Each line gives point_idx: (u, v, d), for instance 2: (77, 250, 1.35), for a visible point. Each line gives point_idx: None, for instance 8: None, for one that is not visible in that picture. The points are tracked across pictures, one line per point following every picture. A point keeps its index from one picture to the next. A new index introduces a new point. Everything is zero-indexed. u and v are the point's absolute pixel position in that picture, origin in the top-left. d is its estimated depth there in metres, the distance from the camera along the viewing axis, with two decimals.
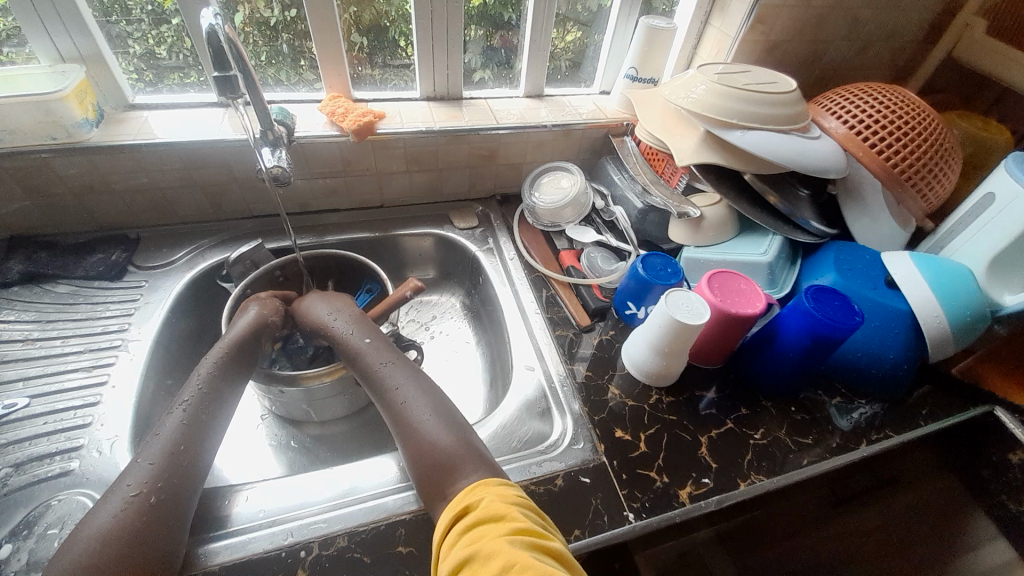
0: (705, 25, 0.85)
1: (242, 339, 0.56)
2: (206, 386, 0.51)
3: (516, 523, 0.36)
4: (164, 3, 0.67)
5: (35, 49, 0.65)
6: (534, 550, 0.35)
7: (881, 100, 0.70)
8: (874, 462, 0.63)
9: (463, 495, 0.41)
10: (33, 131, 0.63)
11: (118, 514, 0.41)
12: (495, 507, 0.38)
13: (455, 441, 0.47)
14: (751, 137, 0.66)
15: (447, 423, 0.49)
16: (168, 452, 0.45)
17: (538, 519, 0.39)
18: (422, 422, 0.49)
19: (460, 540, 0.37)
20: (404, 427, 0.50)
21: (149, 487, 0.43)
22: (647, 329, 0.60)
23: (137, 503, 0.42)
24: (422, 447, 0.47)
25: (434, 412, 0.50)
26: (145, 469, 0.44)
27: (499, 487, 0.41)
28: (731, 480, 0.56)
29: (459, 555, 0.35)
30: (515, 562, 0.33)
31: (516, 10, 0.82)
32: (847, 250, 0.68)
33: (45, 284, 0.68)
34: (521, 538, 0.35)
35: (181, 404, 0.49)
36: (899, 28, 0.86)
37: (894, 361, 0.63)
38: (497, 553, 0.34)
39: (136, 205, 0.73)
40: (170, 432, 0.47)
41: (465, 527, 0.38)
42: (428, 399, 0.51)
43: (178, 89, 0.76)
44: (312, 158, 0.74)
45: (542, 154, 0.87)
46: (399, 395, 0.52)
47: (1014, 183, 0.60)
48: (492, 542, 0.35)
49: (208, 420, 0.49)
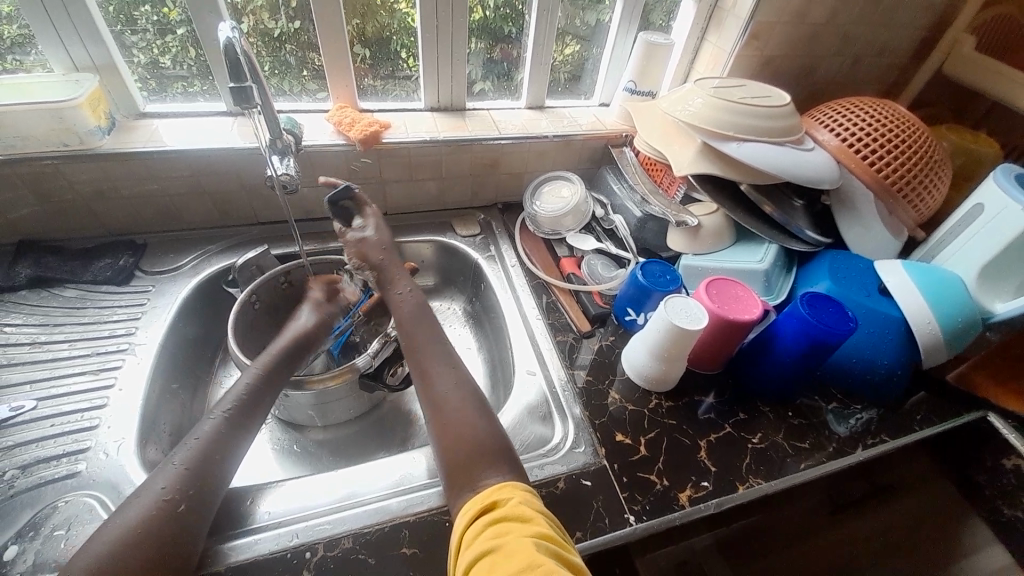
0: (701, 40, 0.88)
1: (292, 345, 0.63)
2: (248, 395, 0.55)
3: (542, 528, 0.38)
4: (170, 14, 0.68)
5: (49, 57, 0.67)
6: (556, 559, 0.36)
7: (872, 114, 0.72)
8: (869, 466, 0.64)
9: (492, 491, 0.42)
10: (47, 137, 0.64)
11: (150, 509, 0.42)
12: (522, 510, 0.40)
13: (486, 432, 0.49)
14: (747, 149, 0.68)
15: (481, 416, 0.50)
16: (201, 457, 0.47)
17: (560, 530, 0.40)
18: (458, 413, 0.50)
19: (485, 531, 0.39)
20: (438, 409, 0.51)
21: (179, 494, 0.44)
22: (647, 334, 0.61)
23: (168, 507, 0.43)
24: (452, 432, 0.49)
25: (466, 400, 0.52)
26: (176, 473, 0.45)
27: (525, 491, 0.42)
28: (729, 484, 0.57)
29: (484, 547, 0.37)
30: (540, 563, 0.34)
31: (516, 24, 0.84)
32: (841, 259, 0.70)
33: (52, 288, 0.69)
34: (546, 542, 0.36)
35: (219, 412, 0.52)
36: (888, 44, 0.89)
37: (888, 367, 0.64)
38: (522, 553, 0.35)
39: (144, 211, 0.74)
40: (204, 439, 0.49)
41: (491, 520, 0.39)
42: (460, 387, 0.53)
43: (183, 98, 0.77)
44: (318, 166, 0.76)
45: (543, 164, 0.89)
46: (434, 378, 0.54)
47: (1002, 193, 0.62)
48: (517, 541, 0.36)
49: (246, 425, 0.52)
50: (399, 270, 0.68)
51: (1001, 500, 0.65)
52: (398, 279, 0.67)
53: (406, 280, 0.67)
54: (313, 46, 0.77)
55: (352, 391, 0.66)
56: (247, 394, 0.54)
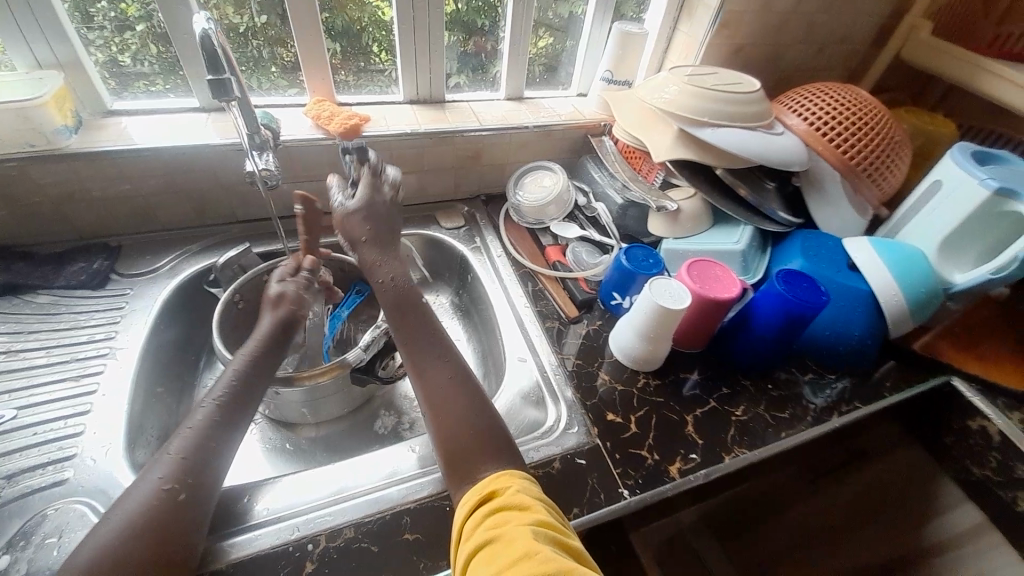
0: (674, 29, 0.90)
1: (273, 331, 0.58)
2: (234, 388, 0.52)
3: (539, 516, 0.39)
4: (127, 10, 0.66)
5: (9, 55, 0.65)
6: (556, 544, 0.37)
7: (837, 98, 0.75)
8: (845, 432, 0.67)
9: (489, 481, 0.43)
10: (12, 138, 0.62)
11: (152, 499, 0.42)
12: (521, 498, 0.41)
13: (483, 426, 0.49)
14: (722, 134, 0.70)
15: (478, 410, 0.50)
16: (198, 445, 0.47)
17: (559, 516, 0.41)
18: (456, 407, 0.50)
19: (484, 521, 0.40)
20: (434, 403, 0.51)
21: (178, 484, 0.44)
22: (633, 316, 0.63)
23: (167, 499, 0.43)
24: (451, 426, 0.49)
25: (464, 395, 0.52)
26: (172, 462, 0.45)
27: (524, 481, 0.43)
28: (716, 455, 0.59)
29: (484, 536, 0.38)
30: (535, 553, 0.35)
31: (489, 16, 0.84)
32: (813, 238, 0.73)
33: (24, 295, 0.66)
34: (543, 530, 0.38)
35: (212, 401, 0.50)
36: (851, 32, 0.93)
37: (858, 338, 0.67)
38: (522, 539, 0.36)
39: (117, 213, 0.72)
40: (197, 427, 0.48)
41: (490, 510, 0.40)
42: (457, 380, 0.53)
43: (147, 96, 0.75)
44: (299, 162, 0.75)
45: (524, 155, 0.90)
46: (429, 372, 0.54)
47: (958, 170, 0.66)
48: (517, 528, 0.37)
49: (241, 409, 0.51)
50: (384, 253, 0.64)
51: (969, 460, 0.70)
52: (378, 264, 0.63)
53: (393, 264, 0.63)
54: (281, 41, 0.76)
55: (344, 385, 0.66)
56: (236, 384, 0.52)
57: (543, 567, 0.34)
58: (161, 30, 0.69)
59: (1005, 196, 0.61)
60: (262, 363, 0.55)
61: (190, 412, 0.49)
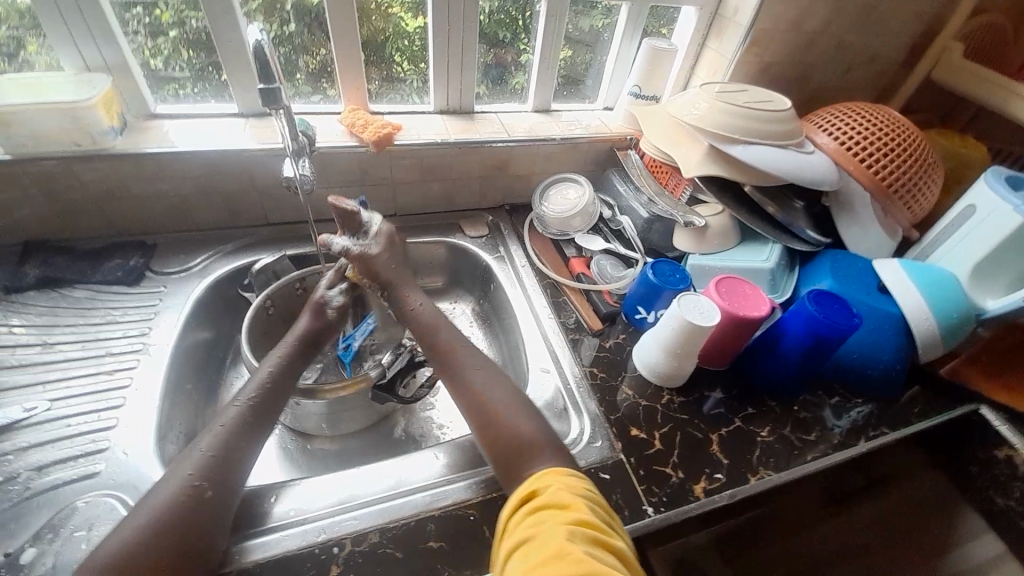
0: (702, 47, 0.91)
1: (308, 332, 0.61)
2: (270, 383, 0.55)
3: (579, 515, 0.40)
4: (162, 16, 0.68)
5: (60, 57, 0.67)
6: (591, 545, 0.38)
7: (870, 120, 0.75)
8: (873, 457, 0.66)
9: (531, 481, 0.45)
10: (60, 137, 0.64)
11: (179, 494, 0.44)
12: (561, 496, 0.42)
13: (530, 425, 0.52)
14: (752, 151, 0.70)
15: (524, 411, 0.53)
16: (227, 445, 0.48)
17: (602, 512, 0.42)
18: (501, 408, 0.53)
19: (525, 519, 0.41)
20: (485, 415, 0.53)
21: (207, 481, 0.45)
22: (660, 331, 0.63)
23: (195, 494, 0.44)
24: (501, 431, 0.51)
25: (507, 394, 0.54)
26: (202, 458, 0.46)
27: (567, 478, 0.45)
28: (741, 475, 0.58)
29: (521, 535, 0.40)
30: (568, 552, 0.36)
31: (511, 29, 0.85)
32: (841, 259, 0.72)
33: (62, 289, 0.68)
34: (581, 530, 0.39)
35: (244, 400, 0.52)
36: (881, 53, 0.93)
37: (888, 362, 0.66)
38: (554, 539, 0.38)
39: (152, 213, 0.74)
40: (228, 424, 0.50)
41: (530, 507, 0.42)
42: (508, 394, 0.55)
43: (181, 98, 0.77)
44: (330, 167, 0.77)
45: (550, 167, 0.90)
46: (465, 374, 0.57)
47: (993, 195, 0.65)
48: (553, 529, 0.39)
49: (262, 420, 0.52)
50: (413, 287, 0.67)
51: (993, 489, 0.71)
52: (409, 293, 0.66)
53: (417, 291, 0.67)
54: (308, 49, 0.77)
55: (365, 401, 0.65)
56: (268, 384, 0.54)
57: (574, 568, 0.35)
58: (194, 36, 0.71)
59: None
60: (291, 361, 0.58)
61: (223, 412, 0.51)
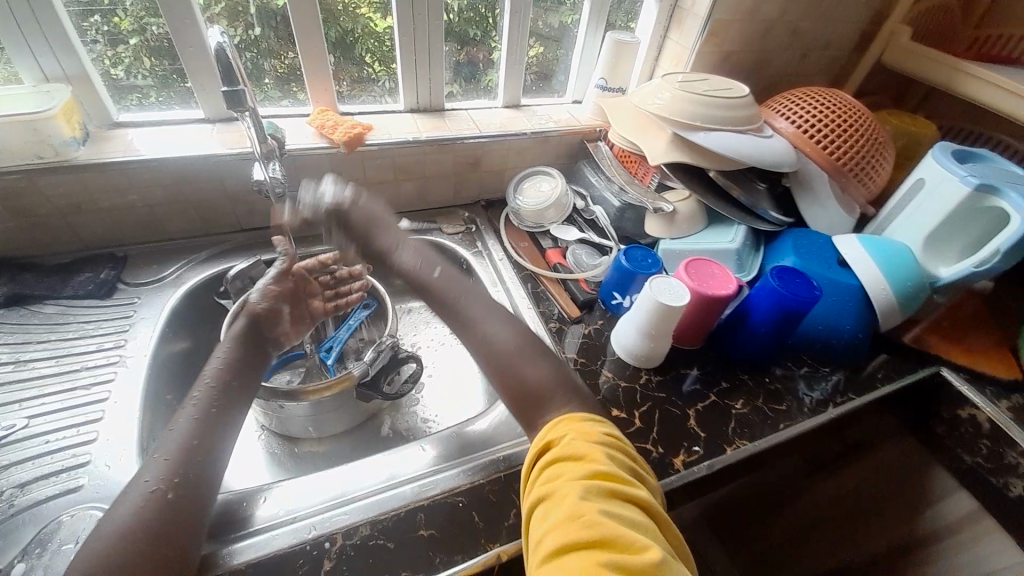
0: (664, 39, 0.93)
1: (246, 331, 0.60)
2: (217, 380, 0.54)
3: (595, 466, 0.39)
4: (120, 23, 0.67)
5: (18, 68, 0.66)
6: (608, 499, 0.38)
7: (823, 103, 0.79)
8: (842, 422, 0.69)
9: (546, 432, 0.45)
10: (20, 150, 0.63)
11: (141, 502, 0.43)
12: (575, 448, 0.42)
13: (550, 373, 0.51)
14: (714, 137, 0.73)
15: (541, 360, 0.52)
16: (182, 447, 0.47)
17: (621, 461, 0.41)
18: (516, 358, 0.52)
19: (543, 473, 0.42)
20: (499, 364, 0.53)
21: (166, 484, 0.44)
22: (635, 314, 0.65)
23: (155, 498, 0.43)
24: (517, 381, 0.51)
25: (521, 343, 0.54)
26: (161, 465, 0.45)
27: (582, 425, 0.44)
28: (718, 447, 0.61)
29: (540, 491, 0.40)
30: (583, 512, 0.36)
31: (481, 26, 0.86)
32: (803, 237, 0.76)
33: (32, 306, 0.67)
34: (597, 484, 0.38)
35: (192, 401, 0.51)
36: (834, 38, 0.97)
37: (851, 330, 0.70)
38: (570, 497, 0.38)
39: (122, 225, 0.73)
40: (183, 428, 0.49)
41: (547, 460, 0.42)
42: (522, 343, 0.54)
43: (146, 108, 0.76)
44: (302, 170, 0.77)
45: (523, 161, 0.92)
46: (477, 325, 0.56)
47: (941, 168, 0.69)
48: (568, 484, 0.39)
49: (222, 421, 0.51)
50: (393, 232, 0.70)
51: (961, 448, 0.72)
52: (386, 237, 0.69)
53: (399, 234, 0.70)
54: (275, 52, 0.77)
55: (351, 401, 0.66)
56: (223, 377, 0.54)
57: (590, 528, 0.35)
58: (156, 42, 0.70)
59: (986, 192, 0.65)
60: (244, 363, 0.57)
61: (180, 412, 0.51)
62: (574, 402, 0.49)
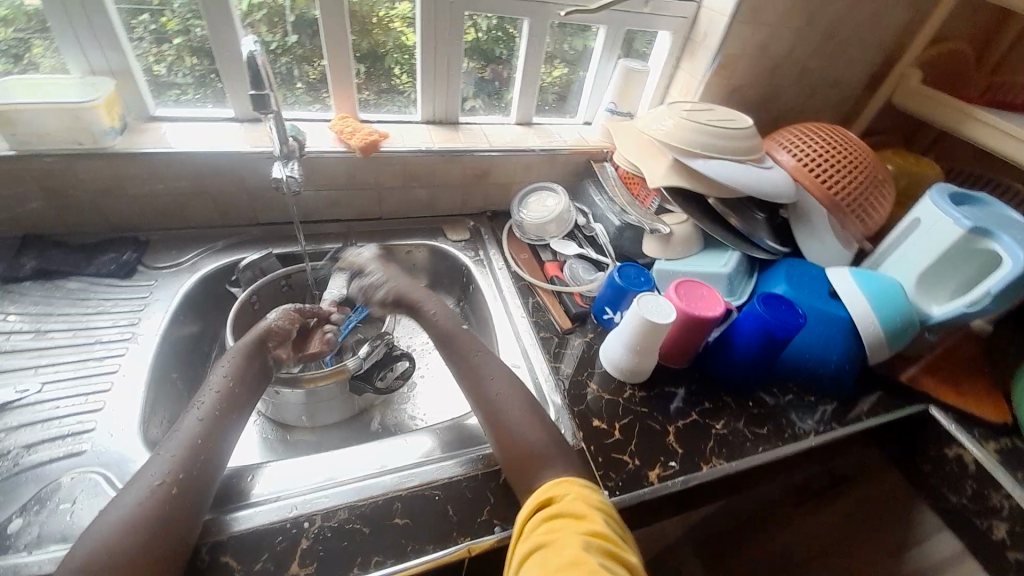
0: (675, 69, 0.97)
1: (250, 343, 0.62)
2: (223, 391, 0.56)
3: (594, 525, 0.43)
4: (167, 25, 0.73)
5: (66, 60, 0.72)
6: (605, 555, 0.40)
7: (826, 139, 0.81)
8: (823, 452, 0.70)
9: (548, 488, 0.48)
10: (59, 134, 0.68)
11: (149, 492, 0.46)
12: (576, 507, 0.45)
13: (546, 433, 0.55)
14: (713, 165, 0.75)
15: (539, 422, 0.56)
16: (187, 445, 0.50)
17: (615, 525, 0.44)
18: (517, 418, 0.56)
19: (541, 526, 0.44)
20: (500, 421, 0.56)
21: (171, 478, 0.47)
22: (623, 330, 0.67)
23: (161, 490, 0.46)
24: (514, 439, 0.54)
25: (523, 405, 0.58)
26: (168, 460, 0.49)
27: (582, 487, 0.48)
28: (694, 463, 0.62)
29: (538, 539, 0.43)
30: (581, 561, 0.39)
31: (507, 47, 0.91)
32: (796, 267, 0.77)
33: (57, 280, 0.72)
34: (596, 541, 0.41)
35: (197, 408, 0.54)
36: (844, 78, 0.99)
37: (837, 362, 0.70)
38: (572, 547, 0.40)
39: (148, 209, 0.78)
40: (191, 426, 0.52)
41: (547, 513, 0.45)
42: (524, 404, 0.58)
43: (183, 104, 0.81)
44: (320, 171, 0.81)
45: (531, 176, 0.95)
46: (486, 381, 0.61)
47: (936, 208, 0.70)
48: (569, 535, 0.41)
49: (223, 418, 0.54)
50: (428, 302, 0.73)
51: (946, 488, 0.71)
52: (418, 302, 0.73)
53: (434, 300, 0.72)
54: (308, 60, 0.83)
55: (344, 392, 0.69)
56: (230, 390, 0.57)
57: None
58: (197, 44, 0.76)
59: (978, 234, 0.66)
60: (252, 374, 0.60)
61: (187, 417, 0.53)
62: (568, 467, 0.52)
